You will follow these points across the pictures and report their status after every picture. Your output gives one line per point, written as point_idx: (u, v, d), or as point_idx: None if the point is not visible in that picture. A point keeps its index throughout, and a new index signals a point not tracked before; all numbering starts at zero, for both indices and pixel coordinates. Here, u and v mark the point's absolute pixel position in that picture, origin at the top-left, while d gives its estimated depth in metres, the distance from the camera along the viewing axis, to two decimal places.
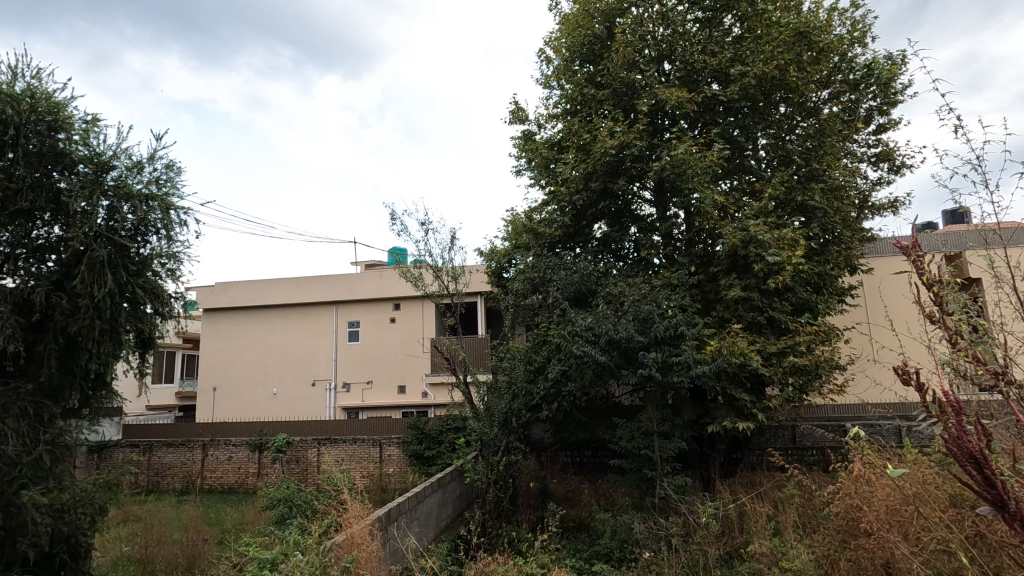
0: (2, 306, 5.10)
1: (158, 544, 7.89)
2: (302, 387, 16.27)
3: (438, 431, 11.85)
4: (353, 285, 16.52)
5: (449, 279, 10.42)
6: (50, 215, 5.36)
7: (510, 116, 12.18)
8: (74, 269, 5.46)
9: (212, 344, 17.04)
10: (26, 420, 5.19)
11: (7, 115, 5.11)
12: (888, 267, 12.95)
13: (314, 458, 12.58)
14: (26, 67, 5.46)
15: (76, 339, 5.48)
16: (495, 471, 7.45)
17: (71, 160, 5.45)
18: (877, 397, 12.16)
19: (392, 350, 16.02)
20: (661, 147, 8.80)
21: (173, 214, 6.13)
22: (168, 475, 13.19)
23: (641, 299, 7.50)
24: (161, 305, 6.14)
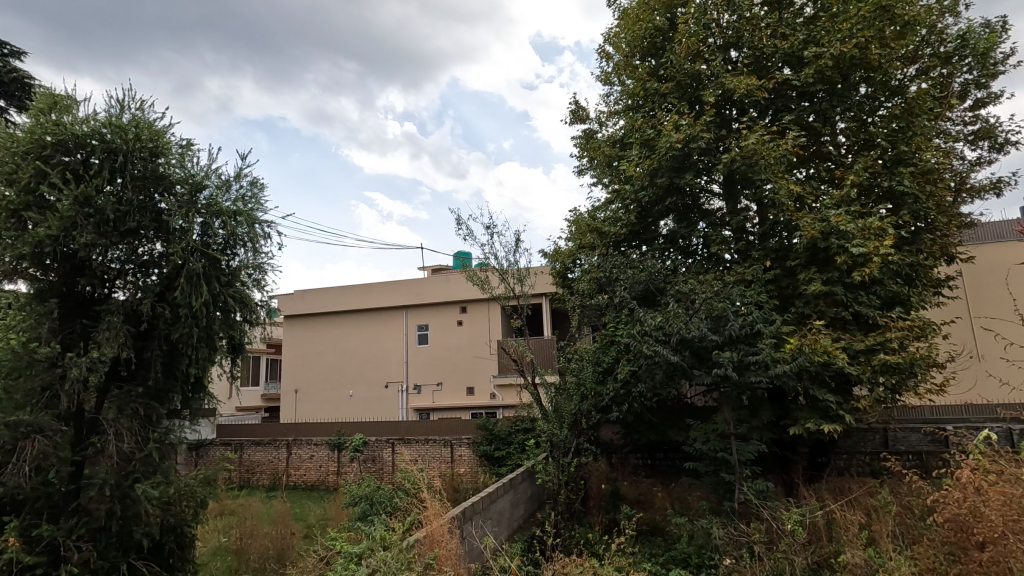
0: (115, 316, 5.59)
1: (250, 536, 8.48)
2: (376, 389, 16.92)
3: (507, 432, 11.97)
4: (421, 289, 16.96)
5: (515, 281, 10.49)
6: (153, 233, 5.85)
7: (571, 116, 12.16)
8: (174, 282, 5.93)
9: (293, 348, 18.04)
10: (137, 419, 5.70)
11: (116, 145, 5.66)
12: (1012, 257, 11.79)
13: (389, 457, 13.04)
14: (131, 99, 6.02)
15: (178, 345, 5.97)
16: (566, 472, 7.46)
17: (170, 181, 5.94)
18: (1003, 398, 11.18)
19: (460, 352, 16.34)
20: (729, 139, 8.50)
21: (258, 227, 6.57)
22: (257, 472, 14.08)
23: (713, 296, 7.22)
24: (249, 313, 6.59)
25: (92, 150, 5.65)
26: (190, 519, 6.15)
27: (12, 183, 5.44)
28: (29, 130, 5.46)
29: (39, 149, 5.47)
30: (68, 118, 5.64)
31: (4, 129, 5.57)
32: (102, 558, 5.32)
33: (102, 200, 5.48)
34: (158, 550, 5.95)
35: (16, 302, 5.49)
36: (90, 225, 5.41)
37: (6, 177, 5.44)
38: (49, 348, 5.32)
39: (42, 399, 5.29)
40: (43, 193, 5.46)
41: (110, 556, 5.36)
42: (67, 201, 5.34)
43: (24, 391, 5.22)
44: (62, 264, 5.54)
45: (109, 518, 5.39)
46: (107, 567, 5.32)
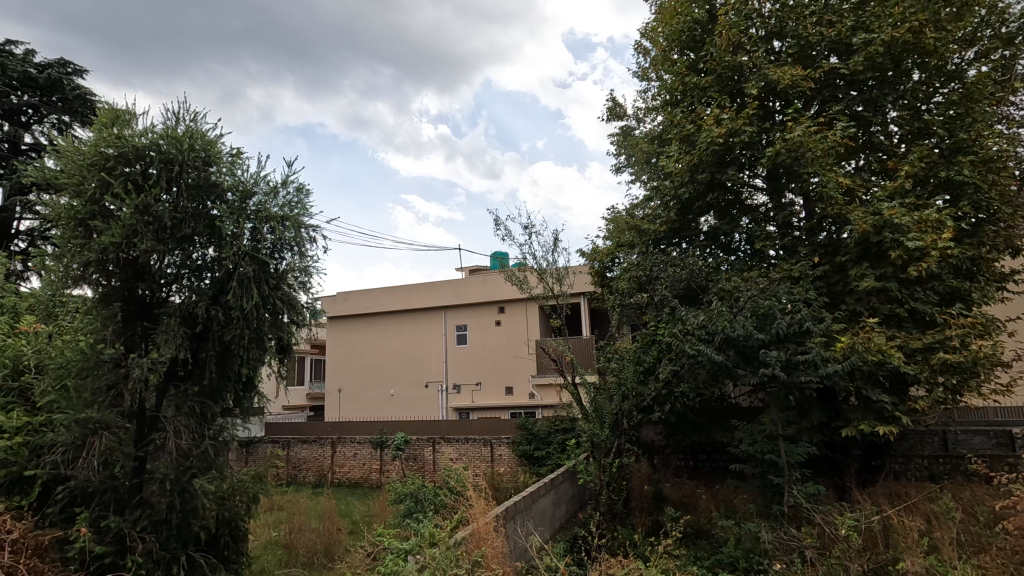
0: (172, 318, 5.86)
1: (299, 532, 8.76)
2: (416, 388, 17.17)
3: (547, 432, 11.96)
4: (459, 290, 17.12)
5: (554, 280, 10.48)
6: (206, 240, 6.10)
7: (608, 113, 12.04)
8: (226, 285, 6.17)
9: (336, 348, 18.50)
10: (194, 417, 5.95)
11: (172, 155, 5.95)
12: None
13: (431, 455, 13.24)
14: (185, 111, 6.29)
15: (230, 346, 6.22)
16: (608, 473, 7.41)
17: (221, 189, 6.20)
18: None
19: (499, 352, 16.42)
20: (773, 131, 8.24)
21: (304, 232, 6.78)
22: (303, 469, 14.47)
23: (759, 294, 7.02)
24: (296, 314, 6.80)
25: (150, 161, 5.94)
26: (244, 513, 6.41)
27: (79, 194, 5.78)
28: (93, 144, 5.78)
29: (102, 161, 5.78)
30: (128, 131, 5.94)
31: (71, 143, 5.91)
32: (163, 549, 5.60)
33: (160, 208, 5.76)
34: (214, 542, 6.22)
35: (83, 307, 5.83)
36: (150, 232, 5.70)
37: (73, 188, 5.78)
38: (114, 349, 5.63)
39: (108, 398, 5.58)
40: (106, 203, 5.77)
41: (171, 547, 5.65)
42: (129, 210, 5.63)
43: (92, 390, 5.55)
44: (124, 269, 5.83)
45: (169, 511, 5.66)
46: (168, 557, 5.59)
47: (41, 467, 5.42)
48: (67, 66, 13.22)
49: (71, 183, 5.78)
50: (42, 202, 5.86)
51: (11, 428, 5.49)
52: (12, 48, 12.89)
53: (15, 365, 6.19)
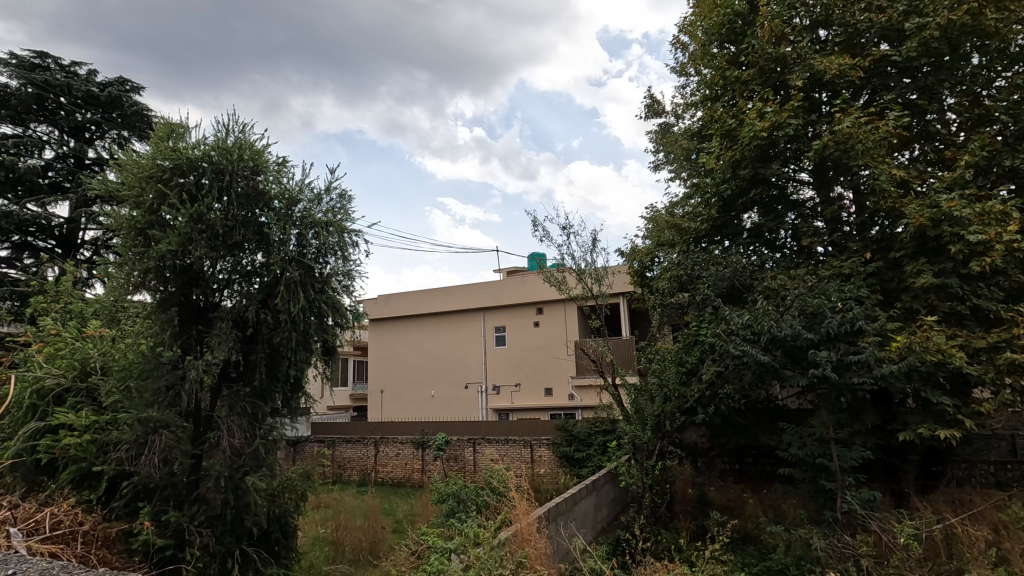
0: (225, 322, 6.11)
1: (345, 529, 8.97)
2: (456, 389, 17.35)
3: (587, 433, 11.88)
4: (497, 292, 17.20)
5: (592, 281, 10.41)
6: (254, 246, 6.34)
7: (646, 110, 11.88)
8: (274, 289, 6.39)
9: (378, 350, 18.89)
10: (246, 417, 6.19)
11: (223, 166, 6.21)
12: None
13: (471, 456, 13.38)
14: (235, 122, 6.55)
15: (279, 348, 6.45)
16: (650, 475, 7.31)
17: (269, 197, 6.44)
18: None
19: (538, 354, 16.41)
20: (820, 124, 7.94)
21: (347, 236, 6.97)
22: (348, 468, 14.82)
23: (807, 292, 6.78)
24: (340, 317, 6.99)
25: (203, 172, 6.21)
26: (293, 510, 6.62)
27: (138, 205, 6.11)
28: (151, 157, 6.08)
29: (159, 173, 6.08)
30: (182, 144, 6.23)
31: (130, 157, 6.25)
32: (219, 543, 5.83)
33: (212, 217, 6.02)
34: (266, 538, 6.44)
35: (144, 312, 6.15)
36: (203, 239, 5.98)
37: (133, 200, 6.11)
38: (171, 352, 5.91)
39: (166, 398, 5.82)
40: (163, 213, 6.06)
41: (226, 542, 5.89)
42: (184, 219, 5.91)
43: (152, 390, 5.80)
44: (180, 276, 6.11)
45: (224, 506, 5.88)
46: (223, 551, 5.82)
47: (108, 463, 5.75)
48: (126, 84, 14.00)
49: (131, 195, 6.10)
50: (106, 213, 6.22)
51: (80, 426, 5.84)
52: (78, 70, 13.76)
53: (84, 367, 6.58)
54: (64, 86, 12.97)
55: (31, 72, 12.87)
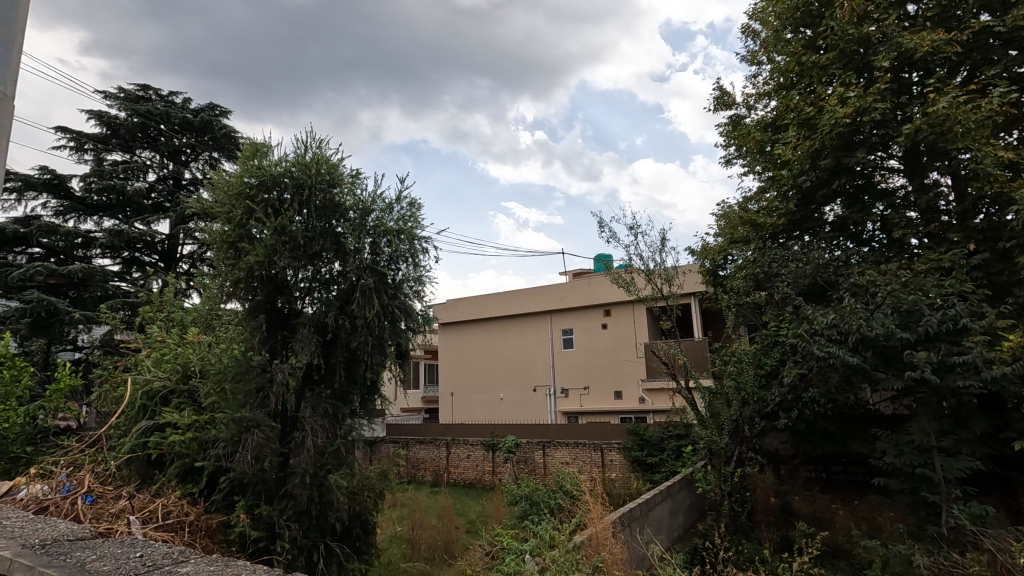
0: (307, 327, 6.47)
1: (420, 528, 9.24)
2: (525, 392, 17.42)
3: (659, 438, 11.55)
4: (563, 294, 17.14)
5: (662, 281, 10.15)
6: (332, 255, 6.67)
7: (715, 103, 11.46)
8: (351, 296, 6.70)
9: (448, 353, 19.34)
10: (328, 417, 6.54)
11: (303, 181, 6.60)
12: None
13: (541, 459, 13.42)
14: (313, 139, 6.94)
15: (356, 352, 6.75)
16: (729, 482, 7.01)
17: (344, 209, 6.77)
18: None
19: (606, 356, 16.19)
20: (911, 106, 7.34)
21: (417, 243, 7.21)
22: (421, 468, 15.20)
23: (901, 288, 6.27)
24: (412, 321, 7.23)
25: (285, 188, 6.62)
26: (372, 508, 6.88)
27: (229, 220, 6.59)
28: (239, 175, 6.55)
29: (246, 190, 6.54)
30: (266, 161, 6.66)
31: (221, 176, 6.76)
32: (306, 537, 6.16)
33: (294, 229, 6.40)
34: (348, 534, 6.75)
35: (236, 320, 6.63)
36: (286, 250, 6.37)
37: (225, 216, 6.60)
38: (260, 356, 6.33)
39: (257, 399, 6.27)
40: (250, 227, 6.50)
41: (312, 536, 6.22)
42: (269, 232, 6.32)
43: (244, 392, 6.26)
44: (266, 285, 6.53)
45: (309, 502, 6.21)
46: (309, 545, 6.15)
47: (207, 459, 6.22)
48: (216, 109, 15.16)
49: (223, 212, 6.60)
50: (201, 229, 6.76)
51: (183, 424, 6.38)
52: (175, 99, 15.05)
53: (185, 370, 7.16)
54: (163, 114, 14.13)
55: (136, 103, 14.20)
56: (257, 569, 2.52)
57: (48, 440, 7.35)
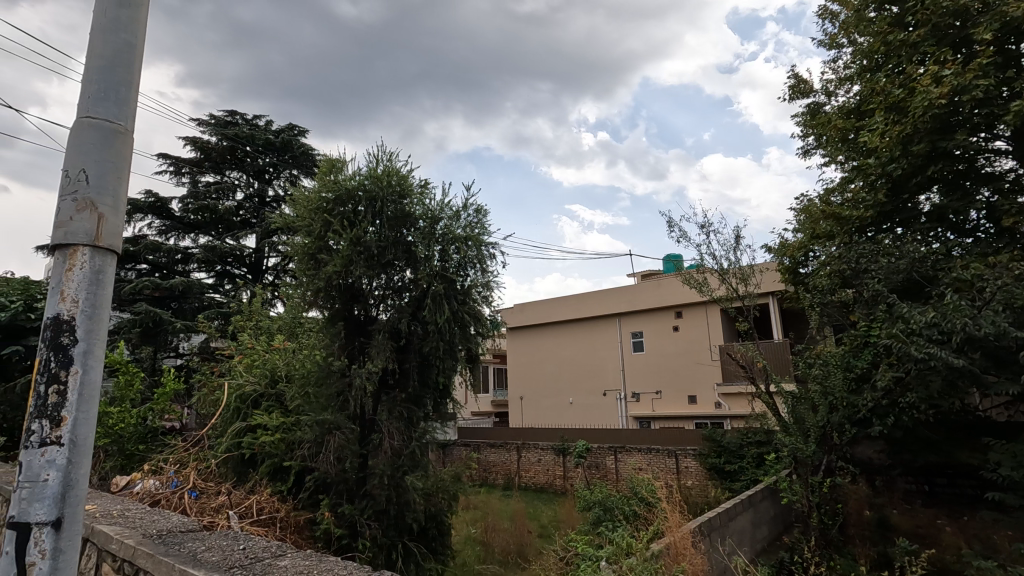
0: (381, 333, 6.73)
1: (493, 531, 9.35)
2: (594, 396, 17.22)
3: (737, 444, 11.04)
4: (632, 296, 16.81)
5: (737, 280, 9.72)
6: (403, 263, 6.90)
7: (791, 92, 10.87)
8: (422, 303, 6.91)
9: (516, 357, 19.47)
10: (403, 421, 6.77)
11: (375, 193, 6.88)
12: None
13: (613, 464, 13.20)
14: (384, 152, 7.23)
15: (428, 357, 6.94)
16: (817, 493, 6.58)
17: (414, 218, 7.00)
18: None
19: (678, 360, 15.70)
20: (1019, 80, 6.63)
21: (485, 249, 7.33)
22: (493, 472, 15.34)
23: (1013, 282, 5.66)
24: (481, 326, 7.35)
25: (359, 200, 6.93)
26: (447, 510, 7.01)
27: (309, 233, 6.98)
28: (317, 191, 6.93)
29: (324, 205, 6.90)
30: (342, 176, 7.01)
31: (301, 193, 7.17)
32: (385, 536, 6.38)
33: (368, 239, 6.68)
34: (425, 534, 6.92)
35: (317, 327, 7.01)
36: (362, 260, 6.66)
37: (305, 229, 7.00)
38: (340, 361, 6.65)
39: (337, 402, 6.59)
40: (328, 239, 6.85)
41: (391, 535, 6.43)
42: (345, 243, 6.63)
43: (326, 396, 6.61)
44: (343, 293, 6.86)
45: (387, 502, 6.43)
46: (388, 544, 6.36)
47: (294, 459, 6.59)
48: (295, 129, 16.13)
49: (304, 226, 7.00)
50: (285, 242, 7.21)
51: (273, 426, 6.81)
52: (259, 122, 16.15)
53: (273, 375, 7.64)
54: (249, 137, 15.22)
55: (225, 128, 15.37)
56: (351, 568, 2.59)
57: (157, 439, 8.06)
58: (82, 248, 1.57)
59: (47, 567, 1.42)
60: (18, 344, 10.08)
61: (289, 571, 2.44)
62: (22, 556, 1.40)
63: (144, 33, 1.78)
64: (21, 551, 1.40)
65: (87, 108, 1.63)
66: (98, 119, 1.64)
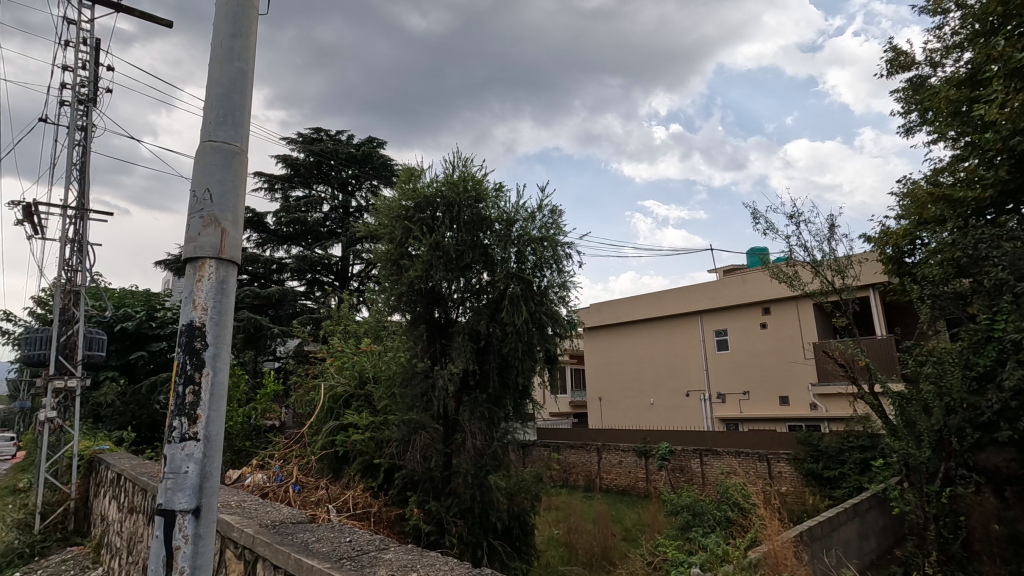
0: (461, 335, 6.87)
1: (576, 532, 9.29)
2: (677, 397, 16.67)
3: (837, 449, 10.25)
4: (714, 293, 16.12)
5: (833, 273, 9.04)
6: (480, 266, 7.04)
7: (889, 66, 9.98)
8: (500, 304, 7.00)
9: (594, 358, 19.24)
10: (484, 421, 6.89)
11: (452, 199, 7.06)
12: None
13: (699, 468, 12.71)
14: (459, 158, 7.39)
15: (507, 359, 7.01)
16: (935, 504, 5.96)
17: (489, 221, 7.13)
18: None
19: (768, 359, 14.88)
20: None
21: (560, 249, 7.34)
22: (573, 473, 15.19)
23: None
24: (559, 326, 7.34)
25: (437, 207, 7.12)
26: (529, 509, 7.04)
27: (391, 240, 7.27)
28: (397, 199, 7.20)
29: (404, 212, 7.15)
30: (420, 183, 7.24)
31: (382, 202, 7.48)
32: (470, 534, 6.49)
33: (446, 244, 6.86)
34: (508, 533, 6.98)
35: (401, 330, 7.30)
36: (441, 264, 6.84)
37: (388, 236, 7.29)
38: (423, 363, 6.87)
39: (422, 403, 6.81)
40: (408, 245, 7.10)
41: (475, 533, 6.53)
42: (425, 249, 6.84)
43: (412, 396, 6.86)
44: (424, 297, 7.08)
45: (472, 501, 6.55)
46: (474, 542, 6.46)
47: (383, 457, 6.86)
48: (374, 142, 16.86)
49: (386, 233, 7.30)
50: (369, 249, 7.56)
51: (363, 425, 7.15)
52: (341, 136, 17.04)
53: (362, 376, 8.03)
54: (333, 151, 16.11)
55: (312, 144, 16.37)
56: (451, 563, 2.66)
57: (261, 435, 8.72)
58: (209, 261, 1.72)
59: (190, 550, 1.57)
60: (143, 350, 11.28)
61: (394, 565, 2.53)
62: (169, 540, 1.56)
63: (255, 60, 1.92)
64: (169, 535, 1.56)
65: (211, 133, 1.79)
66: (220, 142, 1.80)
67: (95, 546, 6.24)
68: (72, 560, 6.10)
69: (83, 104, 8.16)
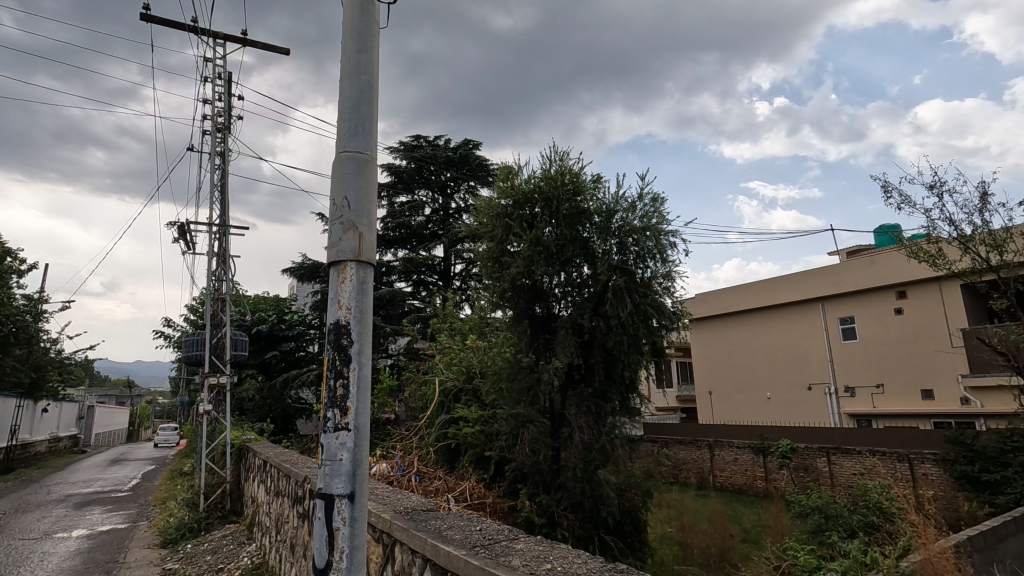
0: (565, 330, 6.85)
1: (691, 531, 8.95)
2: (798, 391, 15.47)
3: (999, 451, 8.85)
4: (837, 277, 14.76)
5: (988, 249, 7.89)
6: (581, 259, 6.98)
7: None
8: (603, 297, 6.91)
9: (701, 351, 18.37)
10: (592, 415, 6.85)
11: (550, 194, 7.07)
12: None
13: (826, 467, 11.76)
14: (556, 152, 7.37)
15: (612, 352, 6.89)
16: None
17: (588, 214, 7.05)
18: None
19: (906, 348, 13.38)
20: None
21: (663, 239, 7.12)
22: (684, 469, 14.63)
23: None
24: (666, 318, 7.10)
25: (535, 203, 7.16)
26: (641, 507, 6.88)
27: (492, 239, 7.40)
28: (496, 198, 7.33)
29: (503, 211, 7.27)
30: (517, 180, 7.31)
31: (482, 202, 7.64)
32: (583, 528, 6.46)
33: (546, 239, 6.87)
34: (620, 529, 6.87)
35: (504, 326, 7.44)
36: (541, 259, 6.86)
37: (489, 235, 7.43)
38: (528, 357, 6.95)
39: (528, 397, 6.87)
40: (508, 243, 7.21)
41: (587, 528, 6.48)
42: (525, 245, 6.90)
43: (518, 390, 6.89)
44: (526, 293, 7.15)
45: (582, 495, 6.53)
46: (586, 536, 6.42)
47: (494, 450, 6.96)
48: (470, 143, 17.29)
49: (487, 232, 7.45)
50: (471, 249, 7.75)
51: (473, 418, 7.34)
52: (439, 141, 17.68)
53: (469, 371, 8.28)
54: (432, 156, 16.77)
55: (412, 151, 17.14)
56: (581, 556, 2.66)
57: (380, 428, 9.32)
58: (349, 264, 1.85)
59: (347, 531, 1.70)
60: (276, 350, 12.49)
61: (526, 555, 2.58)
62: (330, 521, 1.70)
63: (378, 72, 2.04)
64: (329, 516, 1.70)
65: (344, 144, 1.92)
66: (352, 152, 1.92)
67: (248, 524, 7.02)
68: (230, 535, 6.91)
69: (220, 132, 9.17)
